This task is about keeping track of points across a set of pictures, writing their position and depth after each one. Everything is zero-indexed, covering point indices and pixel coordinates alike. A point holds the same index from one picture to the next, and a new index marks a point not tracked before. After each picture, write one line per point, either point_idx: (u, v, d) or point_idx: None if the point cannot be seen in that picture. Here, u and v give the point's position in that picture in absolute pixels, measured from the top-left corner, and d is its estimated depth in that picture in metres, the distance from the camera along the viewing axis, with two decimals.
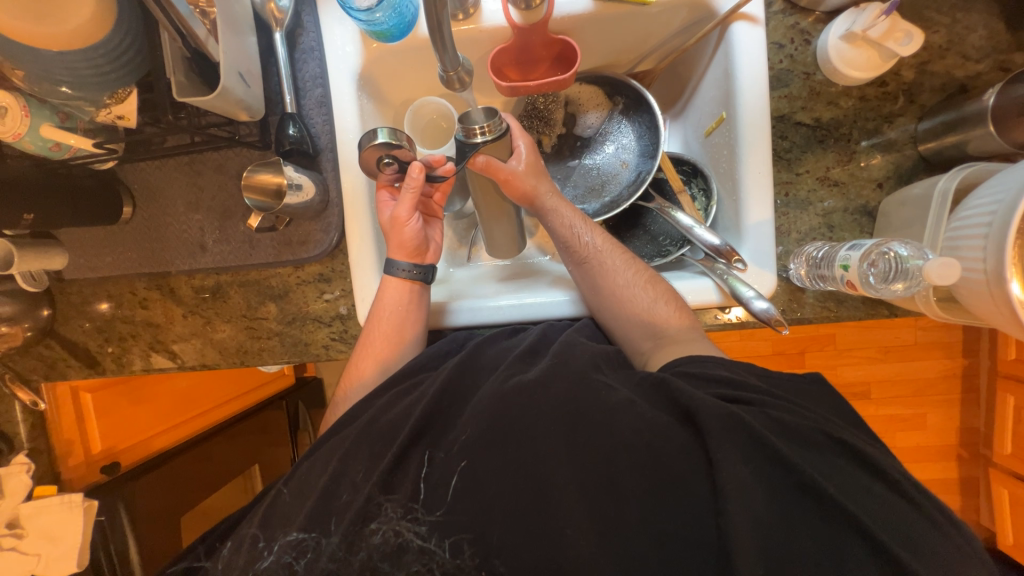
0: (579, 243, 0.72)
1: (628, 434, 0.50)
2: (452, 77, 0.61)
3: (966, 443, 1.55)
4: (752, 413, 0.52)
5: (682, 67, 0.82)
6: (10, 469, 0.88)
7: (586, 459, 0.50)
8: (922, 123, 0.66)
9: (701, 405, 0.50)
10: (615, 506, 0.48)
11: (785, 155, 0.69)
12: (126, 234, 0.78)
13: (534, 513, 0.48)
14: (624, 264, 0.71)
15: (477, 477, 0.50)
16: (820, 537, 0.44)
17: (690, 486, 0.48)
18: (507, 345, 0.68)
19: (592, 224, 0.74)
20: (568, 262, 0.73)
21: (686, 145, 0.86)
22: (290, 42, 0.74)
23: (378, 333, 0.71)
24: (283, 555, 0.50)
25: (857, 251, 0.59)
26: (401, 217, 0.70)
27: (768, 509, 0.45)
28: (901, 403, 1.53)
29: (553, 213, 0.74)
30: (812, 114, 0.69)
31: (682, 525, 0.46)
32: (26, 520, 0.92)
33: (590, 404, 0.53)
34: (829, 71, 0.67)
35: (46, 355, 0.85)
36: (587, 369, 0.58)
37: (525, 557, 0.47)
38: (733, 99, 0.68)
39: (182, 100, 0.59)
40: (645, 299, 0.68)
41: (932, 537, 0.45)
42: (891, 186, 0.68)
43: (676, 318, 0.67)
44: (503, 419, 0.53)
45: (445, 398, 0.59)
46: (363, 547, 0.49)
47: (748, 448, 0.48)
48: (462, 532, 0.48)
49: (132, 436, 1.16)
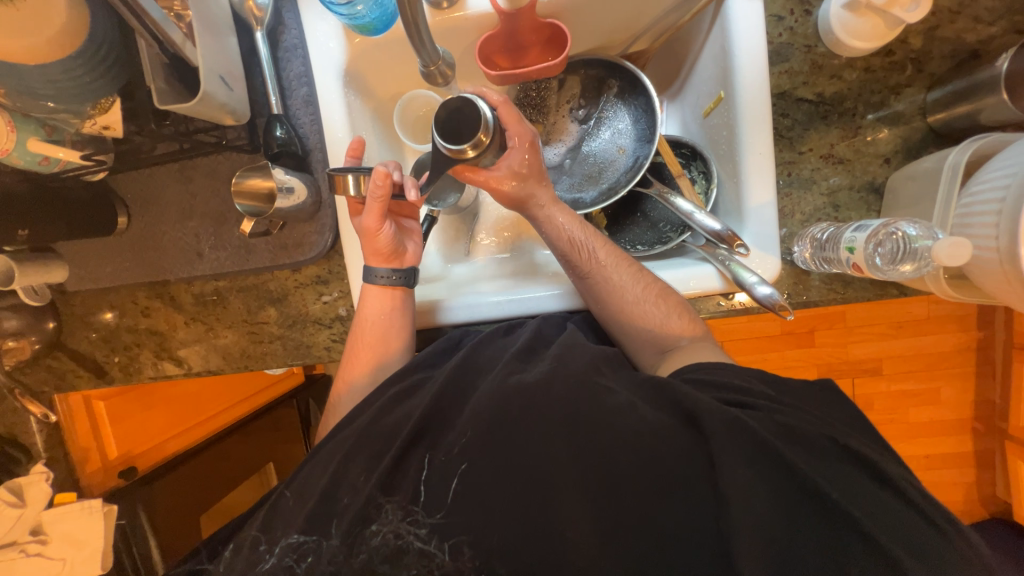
0: (580, 256, 0.70)
1: (629, 436, 0.50)
2: (434, 71, 0.62)
3: (981, 415, 1.53)
4: (756, 415, 0.51)
5: (678, 45, 0.79)
6: (31, 478, 0.90)
7: (587, 459, 0.50)
8: (932, 93, 0.63)
9: (703, 405, 0.50)
10: (617, 506, 0.48)
11: (786, 134, 0.66)
12: (124, 244, 0.79)
13: (538, 520, 0.48)
14: (633, 279, 0.68)
15: (477, 479, 0.50)
16: (816, 531, 0.44)
17: (693, 489, 0.48)
18: (503, 344, 0.67)
19: (595, 234, 0.71)
20: (570, 275, 0.72)
21: (684, 127, 0.83)
22: (272, 40, 0.72)
23: (363, 340, 0.71)
24: (284, 557, 0.50)
25: (863, 232, 0.56)
26: (370, 227, 0.68)
27: (769, 506, 0.45)
28: (913, 377, 1.51)
29: (553, 224, 0.72)
30: (814, 89, 0.66)
31: (683, 526, 0.47)
32: (48, 527, 0.92)
33: (592, 405, 0.53)
34: (831, 43, 0.64)
35: (56, 366, 0.86)
36: (586, 372, 0.57)
37: (525, 557, 0.48)
38: (731, 78, 0.66)
39: (164, 107, 0.57)
40: (657, 315, 0.67)
41: (921, 529, 0.45)
42: (899, 161, 0.65)
43: (690, 330, 0.66)
44: (501, 418, 0.53)
45: (443, 400, 0.58)
46: (363, 549, 0.49)
47: (751, 449, 0.47)
48: (460, 534, 0.49)
49: (147, 440, 1.18)
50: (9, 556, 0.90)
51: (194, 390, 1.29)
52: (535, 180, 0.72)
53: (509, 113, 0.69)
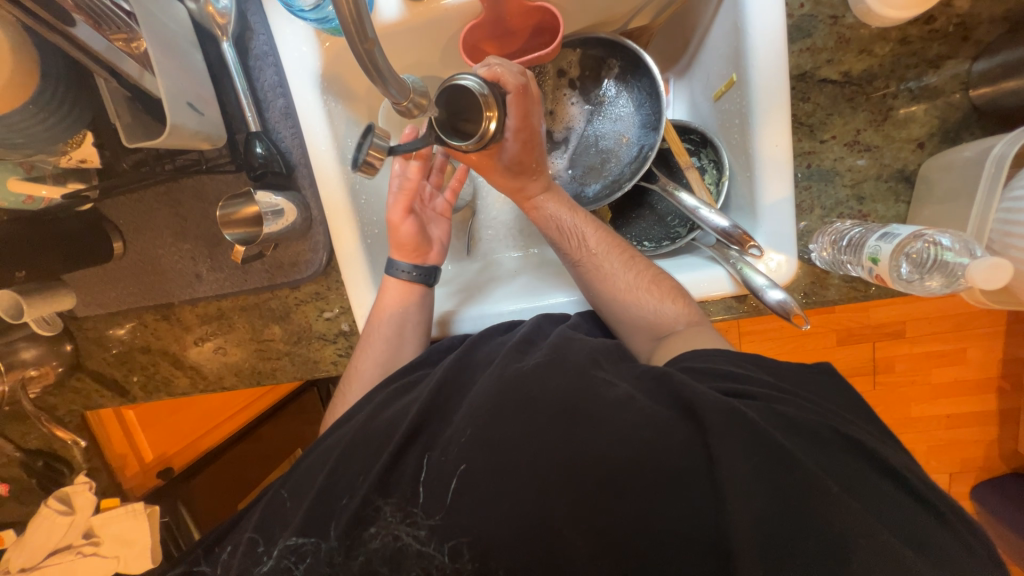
0: (570, 244, 0.67)
1: (627, 431, 0.48)
2: (410, 106, 0.55)
3: (1009, 374, 1.38)
4: (756, 405, 0.49)
5: (686, 17, 0.71)
6: (76, 488, 0.96)
7: (579, 458, 0.48)
8: (977, 65, 0.55)
9: (703, 399, 0.48)
10: (609, 502, 0.46)
11: (807, 121, 0.60)
12: (123, 270, 0.78)
13: (530, 525, 0.47)
14: (623, 265, 0.66)
15: (476, 484, 0.50)
16: (825, 540, 0.42)
17: (690, 483, 0.45)
18: (501, 341, 0.66)
19: (588, 220, 0.69)
20: (564, 265, 0.70)
21: (694, 108, 0.76)
22: (241, 48, 0.67)
23: (380, 328, 0.70)
24: (283, 558, 0.51)
25: (889, 242, 0.52)
26: (395, 221, 0.72)
27: (770, 505, 0.43)
28: (939, 339, 1.36)
29: (542, 214, 0.69)
30: (840, 67, 0.59)
31: (680, 522, 0.44)
32: (100, 529, 1.00)
33: (589, 402, 0.51)
34: (861, 13, 0.56)
35: (79, 388, 0.88)
36: (585, 365, 0.56)
37: (522, 561, 0.47)
38: (744, 59, 0.59)
39: (134, 146, 0.54)
40: (649, 302, 0.64)
41: (932, 543, 0.44)
42: (934, 145, 0.58)
43: (687, 314, 0.62)
44: (500, 427, 0.52)
45: (442, 392, 0.59)
46: (362, 551, 0.50)
47: (749, 443, 0.45)
48: (459, 537, 0.48)
49: (179, 441, 1.26)
50: (70, 557, 0.99)
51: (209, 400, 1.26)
52: (527, 174, 0.67)
53: (524, 103, 0.60)
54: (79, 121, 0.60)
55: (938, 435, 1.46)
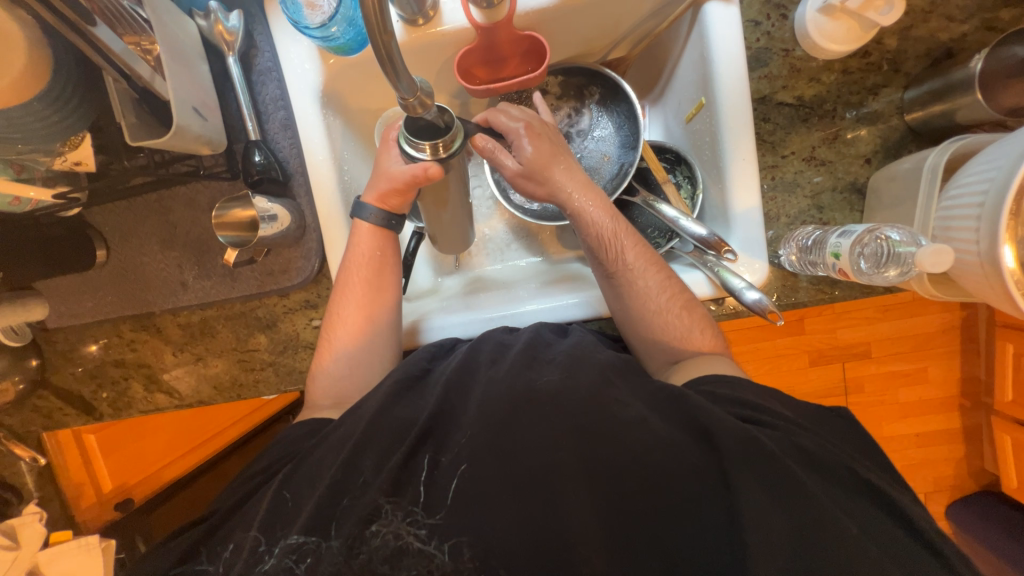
0: (605, 254, 0.65)
1: (639, 452, 0.49)
2: (414, 104, 0.50)
3: (967, 392, 1.45)
4: (774, 436, 0.50)
5: (657, 49, 0.79)
6: (25, 518, 0.88)
7: (592, 464, 0.49)
8: (908, 92, 0.64)
9: (718, 421, 0.49)
10: (627, 518, 0.48)
11: (768, 139, 0.67)
12: (103, 278, 0.77)
13: (542, 528, 0.47)
14: (659, 286, 0.64)
15: (478, 479, 0.49)
16: (814, 518, 0.44)
17: (702, 503, 0.47)
18: (502, 344, 0.64)
19: (625, 227, 0.66)
20: (598, 272, 0.67)
21: (667, 132, 0.84)
22: (246, 64, 0.71)
23: (358, 279, 0.68)
24: (284, 559, 0.48)
25: (848, 238, 0.58)
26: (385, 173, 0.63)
27: (772, 507, 0.45)
28: (902, 359, 1.42)
29: (582, 218, 0.66)
30: (794, 93, 0.66)
31: (692, 542, 0.46)
32: (47, 567, 0.90)
33: (598, 417, 0.51)
34: (808, 47, 0.64)
35: (42, 407, 0.83)
36: (598, 384, 0.55)
37: (525, 560, 0.46)
38: (711, 84, 0.66)
39: (137, 143, 0.56)
40: (677, 327, 0.63)
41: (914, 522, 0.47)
42: (880, 161, 0.66)
43: (709, 334, 0.63)
44: (504, 426, 0.52)
45: (448, 397, 0.57)
46: (363, 550, 0.48)
47: (767, 471, 0.46)
48: (461, 535, 0.48)
49: (142, 470, 1.18)
50: None
51: (182, 423, 1.20)
52: (551, 171, 0.66)
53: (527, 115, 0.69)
54: (81, 123, 0.61)
55: (909, 454, 1.50)
